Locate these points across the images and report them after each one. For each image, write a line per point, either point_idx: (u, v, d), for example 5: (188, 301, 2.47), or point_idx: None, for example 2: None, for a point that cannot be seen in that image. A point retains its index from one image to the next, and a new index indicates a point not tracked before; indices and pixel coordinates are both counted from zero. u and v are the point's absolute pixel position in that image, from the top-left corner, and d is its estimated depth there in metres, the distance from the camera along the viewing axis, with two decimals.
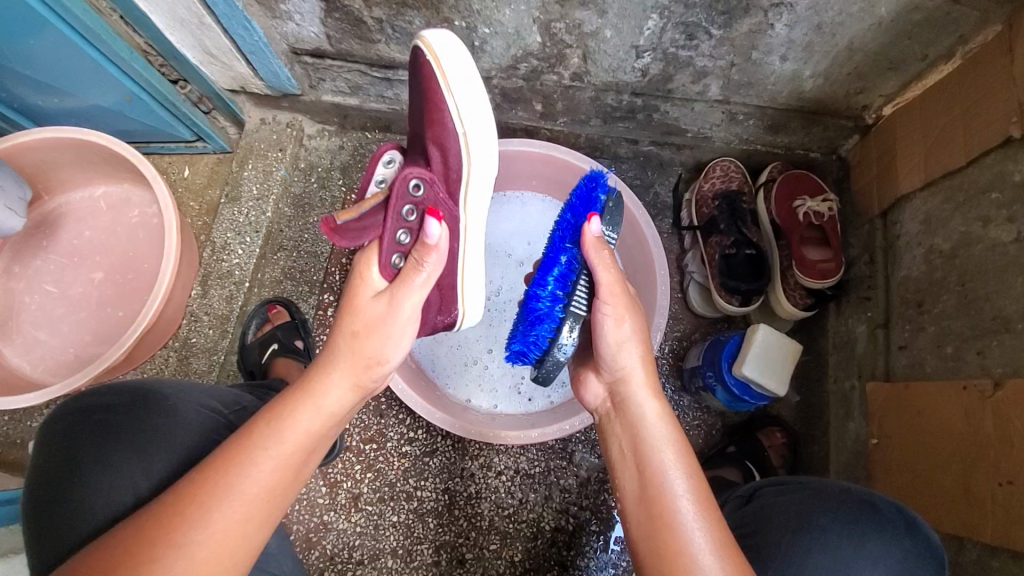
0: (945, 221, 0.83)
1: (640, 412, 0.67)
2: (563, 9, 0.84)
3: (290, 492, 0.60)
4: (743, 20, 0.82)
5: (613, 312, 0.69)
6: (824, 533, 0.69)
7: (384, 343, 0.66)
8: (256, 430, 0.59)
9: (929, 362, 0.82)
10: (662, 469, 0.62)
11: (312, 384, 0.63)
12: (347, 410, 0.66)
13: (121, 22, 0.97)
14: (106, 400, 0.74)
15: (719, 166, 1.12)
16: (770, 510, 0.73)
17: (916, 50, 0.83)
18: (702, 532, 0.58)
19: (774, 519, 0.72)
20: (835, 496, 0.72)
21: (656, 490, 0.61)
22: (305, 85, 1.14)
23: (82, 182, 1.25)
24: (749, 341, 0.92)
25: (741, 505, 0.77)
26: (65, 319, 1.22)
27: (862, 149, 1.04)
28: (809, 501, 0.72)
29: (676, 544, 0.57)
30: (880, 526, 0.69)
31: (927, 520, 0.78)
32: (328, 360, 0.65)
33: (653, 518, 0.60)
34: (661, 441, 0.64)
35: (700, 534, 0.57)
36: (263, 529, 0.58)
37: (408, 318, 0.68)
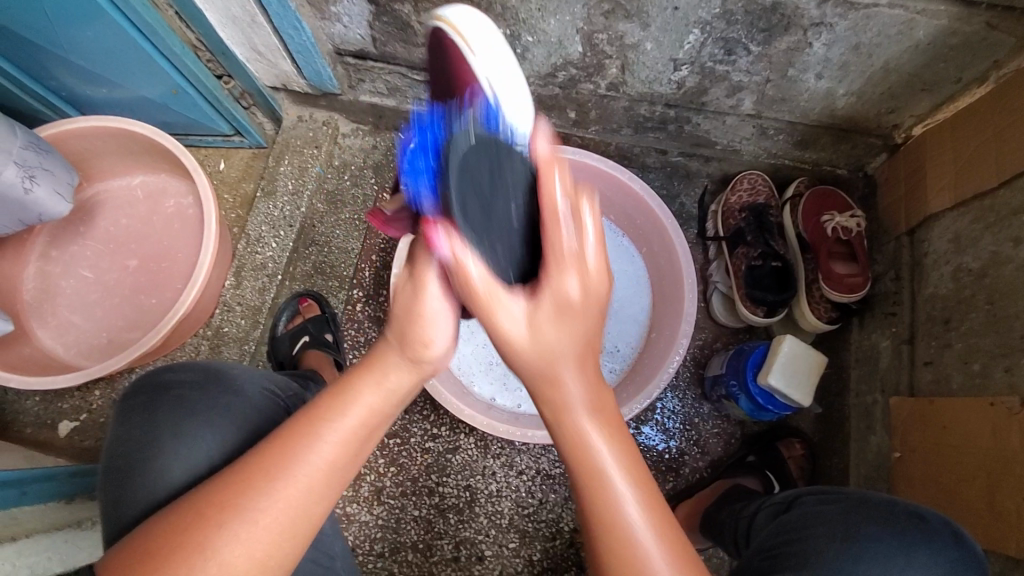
0: (975, 240, 0.84)
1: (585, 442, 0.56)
2: (607, 20, 0.86)
3: (352, 471, 0.61)
4: (783, 38, 0.84)
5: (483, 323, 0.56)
6: (874, 544, 0.68)
7: (417, 327, 0.60)
8: (317, 405, 0.60)
9: (955, 378, 0.84)
10: (596, 476, 0.55)
11: (372, 367, 0.61)
12: (410, 391, 0.63)
13: (176, 17, 1.00)
14: (171, 380, 0.76)
15: (747, 179, 1.14)
16: (816, 519, 0.73)
17: (951, 73, 0.85)
18: (658, 553, 0.53)
19: (819, 525, 0.71)
20: (884, 508, 0.71)
21: (601, 516, 0.54)
22: (344, 85, 1.17)
23: (122, 171, 1.28)
24: (775, 351, 0.93)
25: (783, 512, 0.78)
26: (99, 304, 1.24)
27: (889, 167, 1.06)
28: (857, 511, 0.71)
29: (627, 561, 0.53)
30: (921, 537, 0.68)
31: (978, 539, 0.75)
32: (383, 342, 0.62)
33: (601, 533, 0.54)
34: (606, 464, 0.55)
35: (654, 555, 0.53)
36: (323, 503, 0.59)
37: (435, 296, 0.60)
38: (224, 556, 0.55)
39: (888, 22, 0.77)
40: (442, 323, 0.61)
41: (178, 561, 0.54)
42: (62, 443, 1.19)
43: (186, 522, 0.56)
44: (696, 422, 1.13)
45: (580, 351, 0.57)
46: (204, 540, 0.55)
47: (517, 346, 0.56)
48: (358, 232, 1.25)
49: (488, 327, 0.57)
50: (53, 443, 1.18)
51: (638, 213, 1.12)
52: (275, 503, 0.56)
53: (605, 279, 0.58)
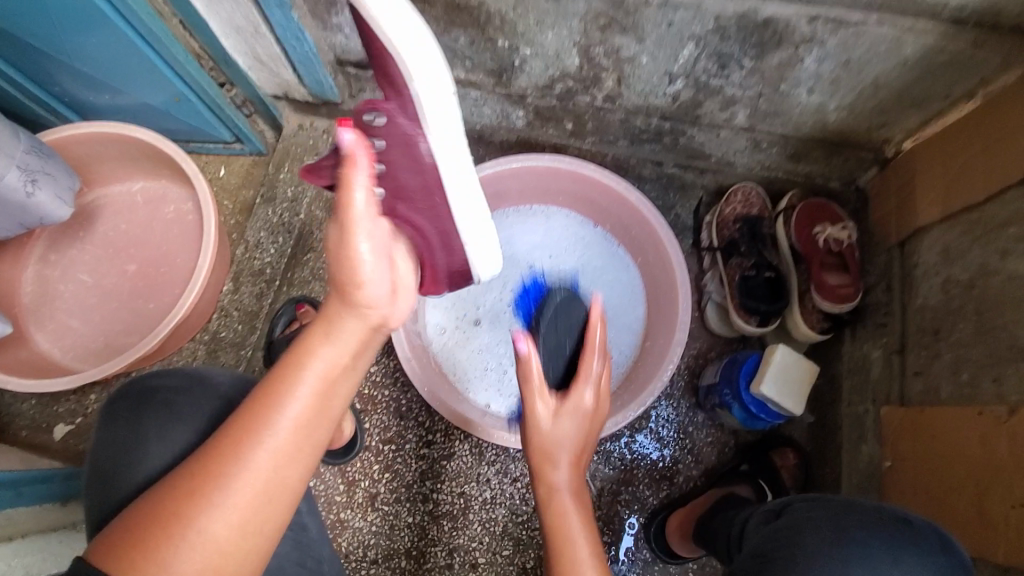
0: (963, 252, 0.86)
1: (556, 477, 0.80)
2: (603, 34, 0.88)
3: (322, 429, 0.62)
4: (775, 53, 0.86)
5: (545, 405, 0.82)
6: (862, 547, 0.68)
7: (347, 266, 0.64)
8: (283, 368, 0.62)
9: (944, 388, 0.85)
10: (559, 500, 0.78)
11: (326, 319, 0.64)
12: (365, 346, 0.67)
13: (180, 27, 1.03)
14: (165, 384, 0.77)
15: (741, 191, 1.15)
16: (805, 522, 0.73)
17: (939, 89, 0.87)
18: (586, 547, 0.73)
19: (807, 529, 0.72)
20: (871, 514, 0.72)
21: (552, 501, 0.79)
22: (345, 94, 1.18)
23: (122, 176, 1.29)
24: (767, 360, 0.95)
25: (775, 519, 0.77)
26: (97, 308, 1.25)
27: (881, 180, 1.08)
28: (843, 515, 0.72)
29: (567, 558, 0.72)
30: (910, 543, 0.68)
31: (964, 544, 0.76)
32: (328, 307, 0.65)
33: (555, 530, 0.76)
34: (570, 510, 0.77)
35: (585, 549, 0.73)
36: (300, 465, 0.61)
37: (363, 210, 0.63)
38: (210, 528, 0.56)
39: (876, 39, 0.80)
40: (376, 262, 0.65)
41: (163, 538, 0.55)
42: (57, 447, 1.18)
43: (168, 508, 0.56)
44: (690, 431, 1.13)
45: (558, 412, 0.83)
46: (188, 515, 0.56)
47: (538, 429, 0.82)
48: None
49: (525, 401, 0.83)
50: (49, 447, 1.18)
51: (634, 223, 1.13)
52: (250, 472, 0.58)
53: (605, 399, 0.87)
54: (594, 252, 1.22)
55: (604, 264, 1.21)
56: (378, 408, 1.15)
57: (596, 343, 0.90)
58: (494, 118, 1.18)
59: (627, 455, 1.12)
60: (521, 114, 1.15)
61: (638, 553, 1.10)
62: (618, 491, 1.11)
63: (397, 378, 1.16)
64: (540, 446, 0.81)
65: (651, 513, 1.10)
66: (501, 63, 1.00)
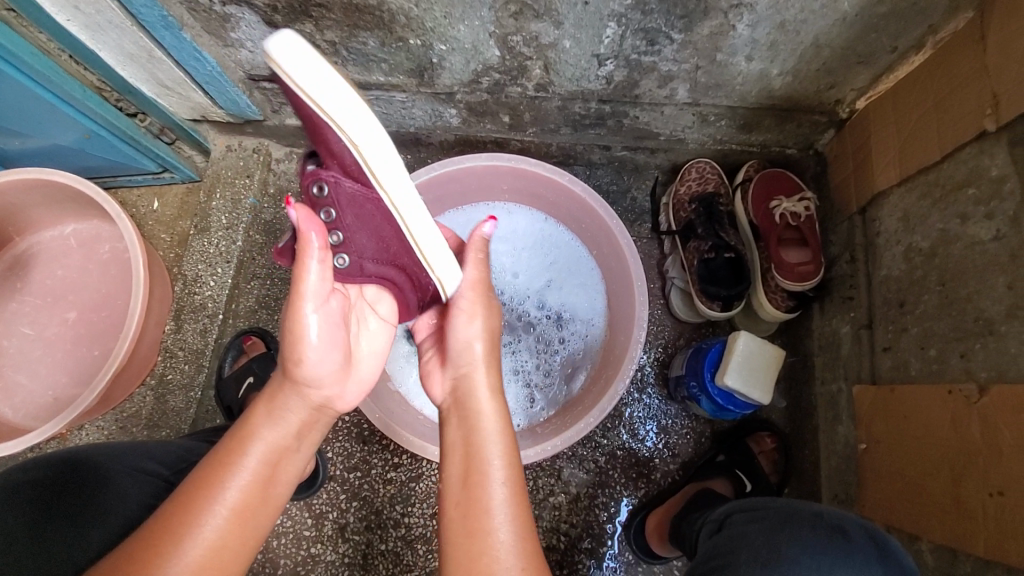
0: (923, 218, 0.81)
1: (477, 409, 0.66)
2: (517, 22, 0.82)
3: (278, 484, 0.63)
4: (704, 22, 0.80)
5: (466, 309, 0.73)
6: (798, 567, 0.63)
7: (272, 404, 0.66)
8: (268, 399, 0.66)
9: (914, 365, 0.80)
10: (485, 471, 0.61)
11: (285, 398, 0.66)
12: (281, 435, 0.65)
13: (71, 61, 0.95)
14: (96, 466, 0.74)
15: (694, 169, 1.10)
16: (739, 539, 0.69)
17: (885, 43, 0.81)
18: (504, 491, 0.60)
19: (742, 545, 0.67)
20: (807, 523, 0.67)
21: (478, 478, 0.60)
22: (267, 111, 1.11)
23: (52, 221, 1.21)
24: (731, 350, 0.89)
25: (713, 533, 0.74)
26: (43, 361, 1.17)
27: (838, 144, 1.02)
28: (778, 528, 0.67)
29: (481, 515, 0.58)
30: (850, 555, 0.63)
31: (937, 539, 0.72)
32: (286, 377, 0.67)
33: (468, 477, 0.61)
34: (491, 439, 0.63)
35: (501, 492, 0.60)
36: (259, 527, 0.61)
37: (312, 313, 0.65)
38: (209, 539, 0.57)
39: None
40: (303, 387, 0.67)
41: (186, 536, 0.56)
42: None
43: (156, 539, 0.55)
44: (665, 425, 1.08)
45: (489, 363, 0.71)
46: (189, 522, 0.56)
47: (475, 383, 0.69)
48: None
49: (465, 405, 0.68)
50: None
51: (584, 214, 1.08)
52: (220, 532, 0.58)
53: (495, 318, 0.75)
54: (553, 254, 1.15)
55: (567, 263, 1.15)
56: (339, 435, 1.11)
57: (475, 352, 0.71)
58: (428, 119, 1.11)
59: (601, 457, 1.07)
60: (454, 113, 1.08)
61: (620, 556, 1.04)
62: (595, 494, 1.06)
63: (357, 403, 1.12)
64: (461, 434, 0.65)
65: (631, 513, 1.05)
66: (418, 62, 0.94)
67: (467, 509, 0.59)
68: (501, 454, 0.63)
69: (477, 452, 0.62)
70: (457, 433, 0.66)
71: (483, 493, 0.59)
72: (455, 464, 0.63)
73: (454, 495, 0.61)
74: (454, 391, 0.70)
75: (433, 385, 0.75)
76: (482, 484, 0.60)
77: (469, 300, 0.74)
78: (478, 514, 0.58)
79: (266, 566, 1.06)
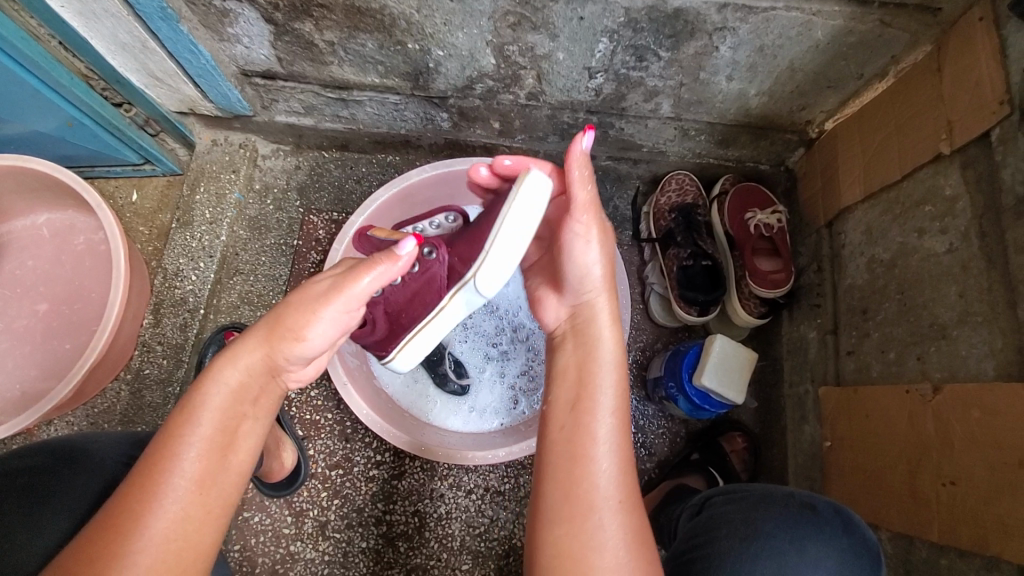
0: (884, 232, 0.88)
1: (598, 341, 0.69)
2: (515, 32, 0.85)
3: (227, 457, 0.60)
4: (690, 43, 0.85)
5: (582, 232, 0.69)
6: (772, 542, 0.68)
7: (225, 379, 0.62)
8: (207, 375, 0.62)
9: (875, 368, 0.87)
10: (596, 409, 0.64)
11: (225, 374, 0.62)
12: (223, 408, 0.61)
13: (59, 48, 0.93)
14: (81, 456, 0.73)
15: (675, 181, 1.15)
16: (719, 519, 0.73)
17: (852, 70, 0.88)
18: (609, 442, 0.63)
19: (721, 525, 0.72)
20: (780, 501, 0.72)
21: (586, 414, 0.64)
22: (257, 107, 1.11)
23: (24, 210, 1.18)
24: (707, 351, 0.94)
25: (695, 515, 0.78)
26: (9, 355, 1.13)
27: (807, 161, 1.08)
28: (755, 508, 0.72)
29: (585, 454, 0.62)
30: (819, 528, 0.69)
31: (895, 526, 0.78)
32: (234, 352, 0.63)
33: (580, 413, 0.64)
34: (606, 376, 0.66)
35: (606, 440, 0.63)
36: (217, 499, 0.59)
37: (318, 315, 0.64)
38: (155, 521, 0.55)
39: (786, 24, 0.79)
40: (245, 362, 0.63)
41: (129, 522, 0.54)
42: None
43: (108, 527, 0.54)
44: (642, 424, 1.12)
45: (607, 292, 0.71)
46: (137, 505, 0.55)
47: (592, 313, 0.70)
48: (285, 258, 1.22)
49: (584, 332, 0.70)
50: None
51: None
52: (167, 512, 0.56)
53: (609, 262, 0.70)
54: None
55: None
56: (322, 432, 1.11)
57: (589, 278, 0.70)
58: (419, 122, 1.13)
59: None
60: (445, 116, 1.10)
61: None
62: None
63: (340, 400, 1.12)
64: (579, 366, 0.68)
65: None
66: (415, 66, 0.96)
67: (573, 448, 0.62)
68: (613, 398, 0.65)
69: (592, 387, 0.66)
70: (566, 378, 0.68)
71: (591, 437, 0.62)
72: (564, 393, 0.67)
73: (558, 429, 0.64)
74: (573, 315, 0.73)
75: (546, 311, 0.77)
76: (587, 420, 0.64)
77: (599, 221, 0.69)
78: (584, 440, 0.62)
79: (243, 565, 1.04)
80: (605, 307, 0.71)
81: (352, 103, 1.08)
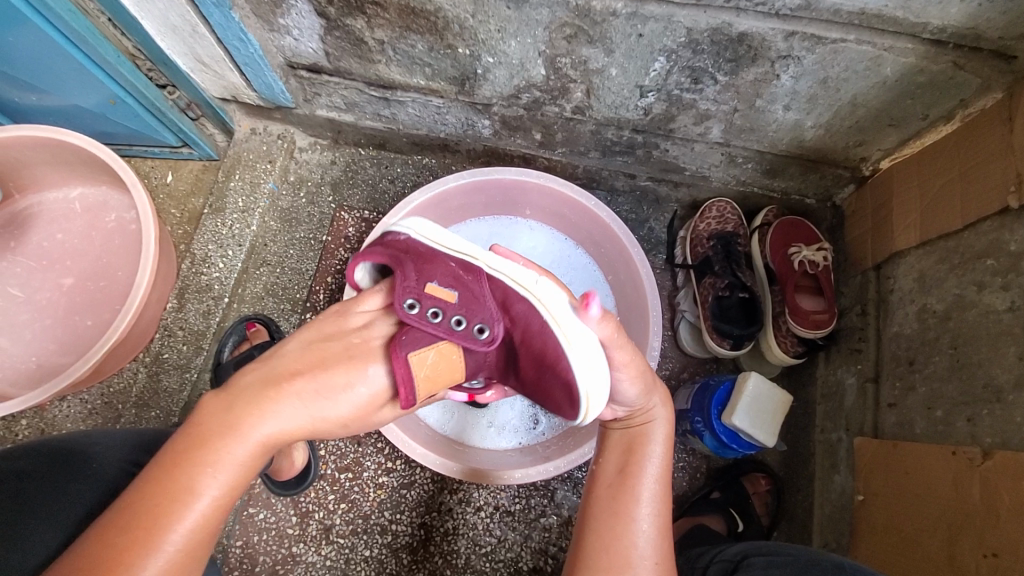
0: (939, 281, 0.84)
1: (650, 453, 0.68)
2: (569, 45, 0.83)
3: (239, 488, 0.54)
4: (750, 68, 0.82)
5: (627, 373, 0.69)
6: None
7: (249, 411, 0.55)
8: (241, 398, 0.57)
9: (918, 424, 0.82)
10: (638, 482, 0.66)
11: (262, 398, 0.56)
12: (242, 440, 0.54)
13: (109, 24, 0.93)
14: (98, 442, 0.73)
15: (715, 208, 1.12)
16: None
17: (917, 110, 0.84)
18: (650, 516, 0.64)
19: None
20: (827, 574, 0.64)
21: (631, 481, 0.66)
22: (299, 99, 1.11)
23: (59, 183, 1.18)
24: (740, 389, 0.91)
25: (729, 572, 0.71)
26: (31, 326, 1.13)
27: (857, 199, 1.04)
28: None
29: (621, 528, 0.63)
30: None
31: None
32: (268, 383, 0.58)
33: (622, 479, 0.67)
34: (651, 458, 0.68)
35: (647, 516, 0.64)
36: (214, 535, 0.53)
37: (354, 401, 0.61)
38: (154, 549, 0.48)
39: (855, 58, 0.76)
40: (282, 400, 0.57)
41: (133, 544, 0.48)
42: None
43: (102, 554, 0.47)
44: None
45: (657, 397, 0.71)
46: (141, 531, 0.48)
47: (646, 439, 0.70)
48: (313, 253, 1.21)
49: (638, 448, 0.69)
50: None
51: (605, 240, 1.09)
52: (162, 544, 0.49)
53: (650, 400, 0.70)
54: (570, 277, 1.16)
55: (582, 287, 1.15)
56: None
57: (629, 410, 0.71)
58: (459, 127, 1.11)
59: None
60: (487, 124, 1.08)
61: None
62: None
63: None
64: (631, 443, 0.69)
65: None
66: (462, 71, 0.94)
67: (612, 515, 0.64)
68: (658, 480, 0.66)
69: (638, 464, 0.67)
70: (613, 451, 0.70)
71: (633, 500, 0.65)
72: (612, 460, 0.70)
73: (603, 493, 0.66)
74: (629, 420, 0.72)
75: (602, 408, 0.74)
76: (631, 492, 0.65)
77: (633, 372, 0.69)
78: (627, 500, 0.64)
79: (245, 562, 1.03)
80: (661, 421, 0.70)
81: (394, 103, 1.07)
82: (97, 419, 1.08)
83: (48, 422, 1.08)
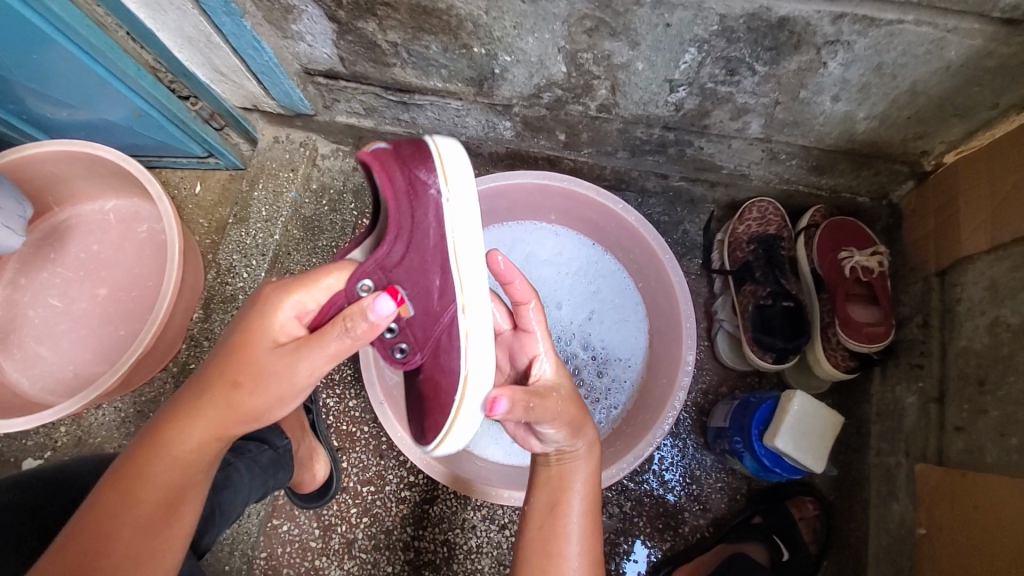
0: (1015, 291, 0.74)
1: (572, 482, 0.70)
2: (591, 39, 0.77)
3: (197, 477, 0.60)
4: (793, 57, 0.74)
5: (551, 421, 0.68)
6: None
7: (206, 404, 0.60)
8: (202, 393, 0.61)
9: (990, 452, 0.73)
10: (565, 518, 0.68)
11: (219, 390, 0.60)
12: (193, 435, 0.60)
13: (127, 38, 0.93)
14: None
15: (756, 208, 1.03)
16: None
17: (988, 97, 0.74)
18: (580, 546, 0.67)
19: None
20: None
21: (561, 520, 0.68)
22: (318, 106, 1.09)
23: (94, 195, 1.21)
24: (784, 409, 0.83)
25: None
26: (68, 336, 1.16)
27: (917, 197, 0.94)
28: None
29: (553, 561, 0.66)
30: None
31: None
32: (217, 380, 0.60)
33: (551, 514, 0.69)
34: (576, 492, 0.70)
35: (577, 548, 0.67)
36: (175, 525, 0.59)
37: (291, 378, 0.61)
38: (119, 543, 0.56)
39: (914, 40, 0.67)
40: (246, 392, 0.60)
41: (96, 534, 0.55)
42: None
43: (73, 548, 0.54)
44: (697, 475, 1.01)
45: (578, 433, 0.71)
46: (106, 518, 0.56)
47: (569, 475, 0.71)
48: None
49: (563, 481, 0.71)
50: None
51: (634, 245, 1.02)
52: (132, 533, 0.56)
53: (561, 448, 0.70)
54: (599, 284, 1.10)
55: (611, 294, 1.09)
56: (357, 446, 1.07)
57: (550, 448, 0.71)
58: (480, 129, 1.07)
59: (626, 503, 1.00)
60: (508, 125, 1.03)
61: None
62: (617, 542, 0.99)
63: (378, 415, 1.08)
64: (556, 480, 0.71)
65: (653, 568, 0.97)
66: (480, 71, 0.89)
67: (542, 549, 0.66)
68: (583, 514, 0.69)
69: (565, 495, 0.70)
70: (541, 488, 0.72)
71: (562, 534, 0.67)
72: (541, 496, 0.71)
73: (530, 530, 0.69)
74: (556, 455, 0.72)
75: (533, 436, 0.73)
76: (561, 525, 0.68)
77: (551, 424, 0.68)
78: (557, 539, 0.67)
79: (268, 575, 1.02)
80: (584, 459, 0.72)
81: (412, 107, 1.03)
82: (130, 428, 1.11)
83: (84, 430, 1.11)
